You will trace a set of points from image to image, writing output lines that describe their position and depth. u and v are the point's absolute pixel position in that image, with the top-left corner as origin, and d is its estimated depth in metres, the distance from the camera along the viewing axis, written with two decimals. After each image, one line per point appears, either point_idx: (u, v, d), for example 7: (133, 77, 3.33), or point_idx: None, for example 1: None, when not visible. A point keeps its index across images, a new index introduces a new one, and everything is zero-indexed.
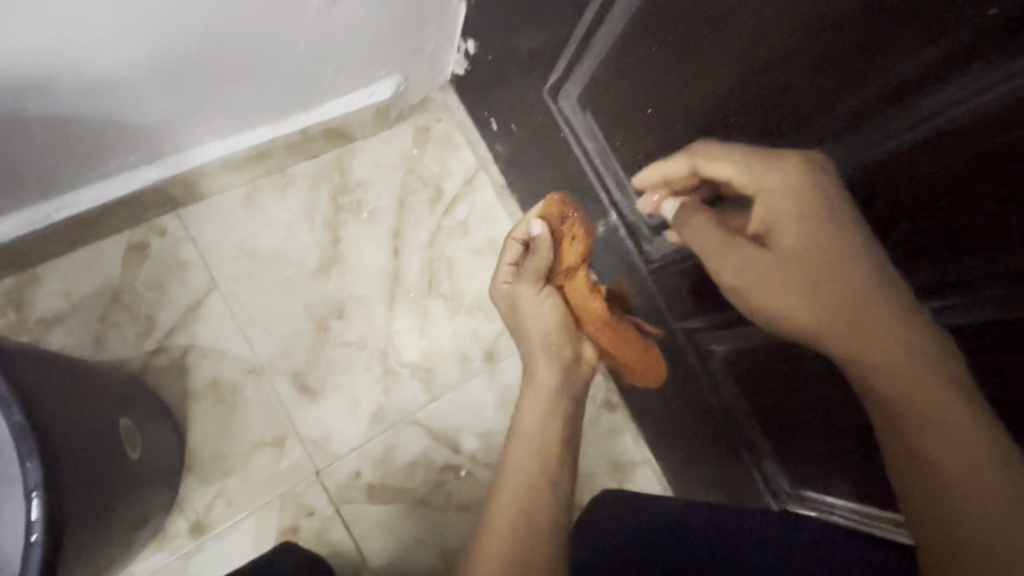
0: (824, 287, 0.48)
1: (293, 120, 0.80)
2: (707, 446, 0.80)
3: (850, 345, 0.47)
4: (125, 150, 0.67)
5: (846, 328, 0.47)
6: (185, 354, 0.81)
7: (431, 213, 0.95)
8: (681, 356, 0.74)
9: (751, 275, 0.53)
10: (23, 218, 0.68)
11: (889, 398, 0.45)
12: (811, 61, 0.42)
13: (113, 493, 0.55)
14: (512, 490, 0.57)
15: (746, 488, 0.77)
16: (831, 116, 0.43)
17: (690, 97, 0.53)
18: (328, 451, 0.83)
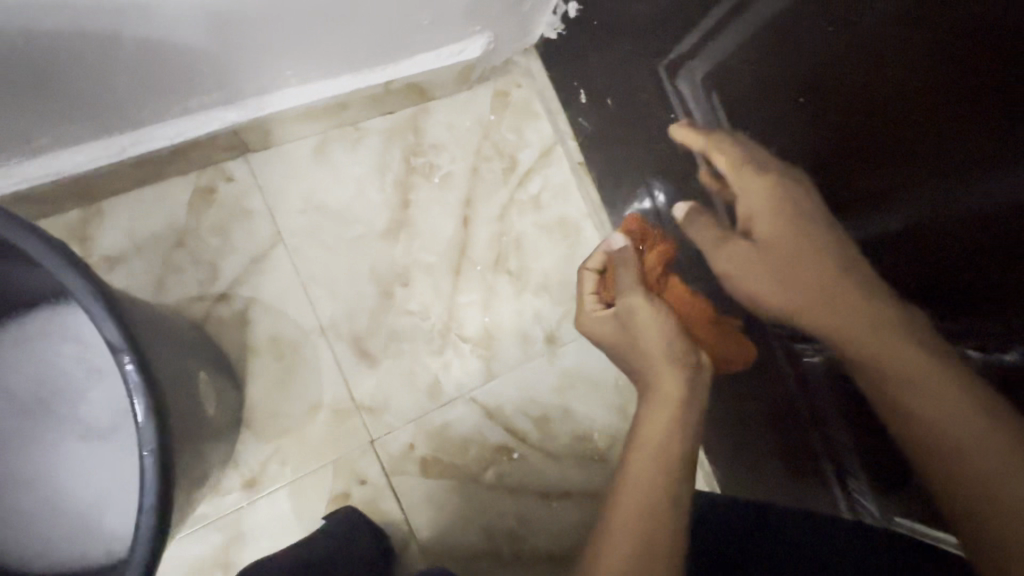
0: (806, 275, 0.54)
1: (379, 72, 0.75)
2: (779, 450, 0.76)
3: (838, 331, 0.51)
4: (208, 86, 0.63)
5: (839, 315, 0.51)
6: (247, 307, 0.78)
7: (504, 184, 0.90)
8: (770, 357, 0.71)
9: (743, 266, 0.59)
10: (96, 150, 0.64)
11: (890, 378, 0.47)
12: (855, 90, 0.46)
13: (192, 448, 0.53)
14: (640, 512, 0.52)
15: (814, 494, 0.74)
16: (862, 147, 0.48)
17: (757, 106, 0.56)
18: (384, 420, 0.81)
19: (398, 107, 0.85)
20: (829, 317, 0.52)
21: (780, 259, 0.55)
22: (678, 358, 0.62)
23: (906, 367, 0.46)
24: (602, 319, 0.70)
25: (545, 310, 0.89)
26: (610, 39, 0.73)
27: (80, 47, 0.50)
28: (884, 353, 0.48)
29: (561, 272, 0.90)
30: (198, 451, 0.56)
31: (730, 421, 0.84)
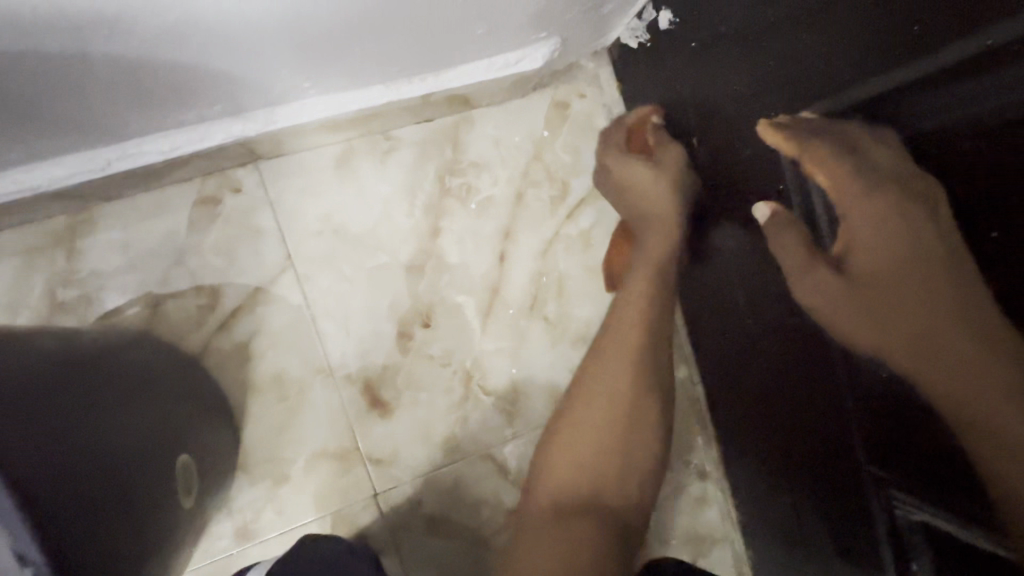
0: (887, 249, 0.42)
1: (417, 83, 0.62)
2: (818, 523, 0.65)
3: (880, 295, 0.43)
4: (209, 100, 0.52)
5: (879, 283, 0.43)
6: (250, 339, 0.70)
7: (552, 215, 0.77)
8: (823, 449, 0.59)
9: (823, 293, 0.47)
10: (76, 164, 0.55)
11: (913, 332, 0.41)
12: (976, 106, 0.37)
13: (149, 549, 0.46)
14: (602, 400, 0.57)
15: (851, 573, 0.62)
16: (980, 170, 0.38)
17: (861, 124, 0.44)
18: (390, 473, 0.73)
19: (437, 115, 0.72)
20: (876, 327, 0.44)
21: (880, 285, 0.43)
22: (681, 212, 0.64)
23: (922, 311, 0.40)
24: (625, 165, 0.68)
25: None
26: (708, 68, 0.58)
27: (39, 72, 0.40)
28: (913, 293, 0.40)
29: None
30: (158, 531, 0.49)
31: (786, 523, 0.72)
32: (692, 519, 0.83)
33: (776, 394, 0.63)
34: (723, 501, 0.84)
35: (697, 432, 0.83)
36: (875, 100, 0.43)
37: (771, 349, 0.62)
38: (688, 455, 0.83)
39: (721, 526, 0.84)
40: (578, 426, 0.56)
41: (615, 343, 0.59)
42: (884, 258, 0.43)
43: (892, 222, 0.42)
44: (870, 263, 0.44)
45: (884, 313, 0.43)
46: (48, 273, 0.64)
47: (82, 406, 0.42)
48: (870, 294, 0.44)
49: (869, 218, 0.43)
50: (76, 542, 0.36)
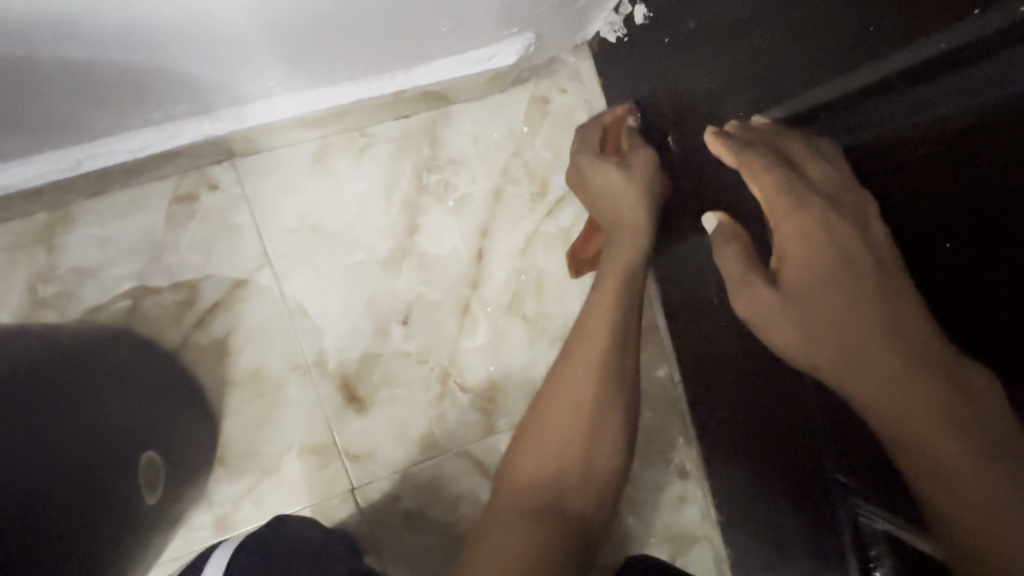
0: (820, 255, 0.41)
1: (387, 80, 0.61)
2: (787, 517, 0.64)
3: (815, 305, 0.41)
4: (173, 99, 0.52)
5: (813, 292, 0.41)
6: (228, 336, 0.71)
7: (531, 212, 0.76)
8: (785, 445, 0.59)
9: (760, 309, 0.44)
10: (47, 164, 0.56)
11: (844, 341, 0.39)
12: (903, 117, 0.37)
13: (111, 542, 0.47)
14: (570, 410, 0.58)
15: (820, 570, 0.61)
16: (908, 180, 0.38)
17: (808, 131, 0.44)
18: (368, 468, 0.74)
19: (414, 111, 0.72)
20: (805, 340, 0.41)
21: (815, 294, 0.41)
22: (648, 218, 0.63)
23: (854, 319, 0.38)
24: (597, 167, 0.66)
25: None
26: (682, 65, 0.57)
27: None
28: (846, 300, 0.39)
29: None
30: (126, 524, 0.50)
31: (761, 519, 0.71)
32: (671, 518, 0.83)
33: (750, 397, 0.62)
34: (703, 500, 0.83)
35: (678, 431, 0.83)
36: (822, 106, 0.42)
37: (744, 352, 0.61)
38: (669, 453, 0.83)
39: (702, 524, 0.84)
40: (543, 442, 0.58)
41: (588, 342, 0.61)
42: (815, 274, 0.41)
43: (825, 236, 0.41)
44: (802, 275, 0.42)
45: (817, 324, 0.41)
46: (29, 269, 0.66)
47: (42, 408, 0.43)
48: (802, 310, 0.41)
49: (797, 233, 0.42)
50: (24, 540, 0.37)
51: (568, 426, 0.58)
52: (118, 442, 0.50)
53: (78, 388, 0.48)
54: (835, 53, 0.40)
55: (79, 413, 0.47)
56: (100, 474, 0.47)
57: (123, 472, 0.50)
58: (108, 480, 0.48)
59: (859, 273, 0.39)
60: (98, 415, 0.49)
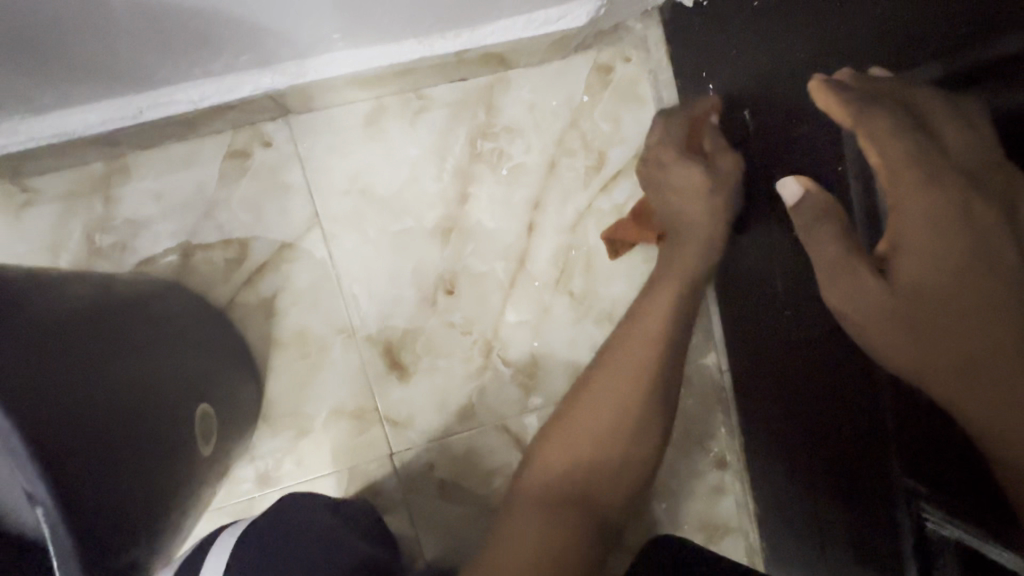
0: (947, 245, 0.38)
1: (449, 39, 0.59)
2: (832, 500, 0.62)
3: (928, 300, 0.39)
4: (235, 48, 0.51)
5: (926, 286, 0.39)
6: (276, 296, 0.71)
7: (585, 186, 0.74)
8: (835, 427, 0.57)
9: (859, 304, 0.44)
10: (109, 111, 0.55)
11: (958, 336, 0.38)
12: None
13: (164, 491, 0.48)
14: (612, 408, 0.56)
15: (871, 553, 0.58)
16: None
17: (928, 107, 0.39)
18: (406, 436, 0.74)
19: (471, 74, 0.69)
20: (910, 345, 0.41)
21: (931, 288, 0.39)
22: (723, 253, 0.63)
23: (970, 314, 0.37)
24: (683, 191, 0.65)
25: None
26: (767, 34, 0.53)
27: (62, 15, 0.39)
28: (971, 295, 0.37)
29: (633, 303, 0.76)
30: (181, 475, 0.52)
31: (801, 506, 0.69)
32: (705, 506, 0.82)
33: (813, 388, 0.59)
34: (740, 491, 0.82)
35: (719, 420, 0.81)
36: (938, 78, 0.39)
37: (807, 340, 0.58)
38: (709, 442, 0.81)
39: (734, 514, 0.82)
40: (593, 403, 0.56)
41: (633, 344, 0.59)
42: (937, 266, 0.39)
43: (957, 219, 0.38)
44: (919, 269, 0.40)
45: (928, 315, 0.39)
46: (86, 218, 0.67)
47: (97, 352, 0.43)
48: (919, 310, 0.40)
49: (919, 214, 0.39)
50: (88, 482, 0.38)
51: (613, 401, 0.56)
52: (170, 391, 0.50)
53: (134, 337, 0.49)
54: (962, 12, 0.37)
55: (136, 363, 0.47)
56: (157, 422, 0.47)
57: (177, 420, 0.51)
58: (164, 426, 0.48)
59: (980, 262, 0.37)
60: (150, 363, 0.49)
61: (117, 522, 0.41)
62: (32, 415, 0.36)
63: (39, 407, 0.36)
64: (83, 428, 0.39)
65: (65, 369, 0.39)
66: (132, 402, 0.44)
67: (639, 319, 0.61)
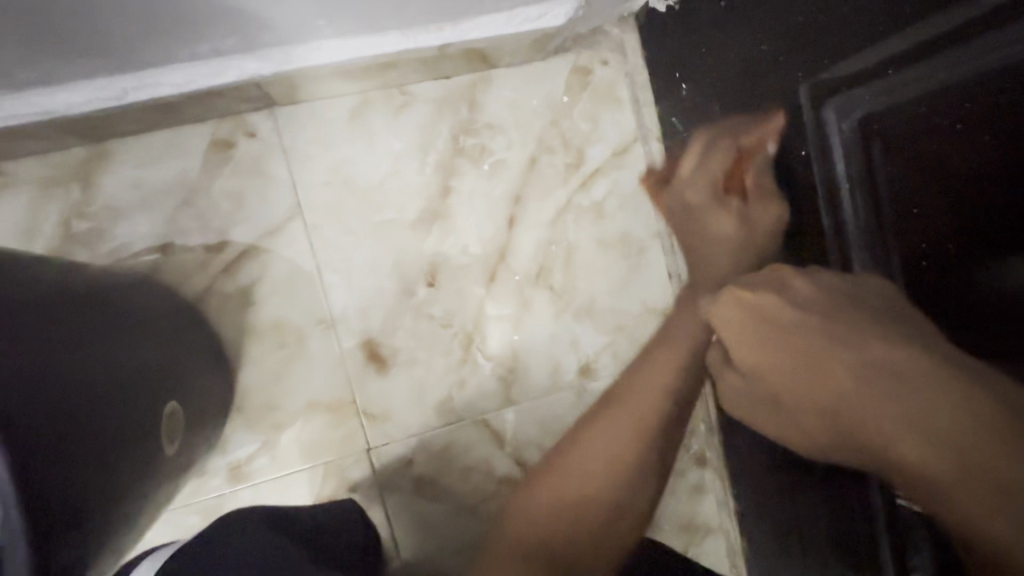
0: (824, 320, 0.40)
1: (432, 33, 0.61)
2: (807, 486, 0.63)
3: (809, 363, 0.39)
4: (221, 31, 0.52)
5: (801, 346, 0.40)
6: (255, 286, 0.70)
7: (565, 182, 0.75)
8: None
9: (751, 377, 0.45)
10: (93, 90, 0.56)
11: (845, 393, 0.37)
12: (936, 91, 0.40)
13: (129, 471, 0.47)
14: (564, 514, 0.49)
15: (843, 534, 0.59)
16: (935, 152, 0.41)
17: (852, 93, 0.45)
18: (383, 430, 0.73)
19: (455, 73, 0.71)
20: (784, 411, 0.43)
21: (805, 345, 0.40)
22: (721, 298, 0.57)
23: (850, 372, 0.37)
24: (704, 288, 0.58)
25: (585, 338, 0.76)
26: (733, 32, 0.56)
27: None
28: (860, 357, 0.37)
29: (612, 297, 0.77)
30: (146, 459, 0.50)
31: (779, 499, 0.69)
32: (686, 506, 0.81)
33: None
34: (719, 491, 0.81)
35: (698, 417, 0.81)
36: (887, 60, 0.42)
37: None
38: (688, 440, 0.81)
39: (714, 514, 0.82)
40: (541, 505, 0.50)
41: (600, 449, 0.52)
42: (808, 327, 0.40)
43: (763, 323, 0.42)
44: (751, 358, 0.43)
45: (812, 381, 0.39)
46: (62, 204, 0.66)
47: (52, 323, 0.42)
48: (801, 377, 0.40)
49: (735, 340, 0.44)
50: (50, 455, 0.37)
51: (613, 448, 0.52)
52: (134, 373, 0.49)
53: (90, 311, 0.47)
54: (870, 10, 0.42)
55: (100, 340, 0.46)
56: (121, 401, 0.46)
57: (143, 399, 0.50)
58: (128, 403, 0.47)
59: (862, 324, 0.38)
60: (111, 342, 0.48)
61: (76, 489, 0.39)
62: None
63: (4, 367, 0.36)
64: (46, 398, 0.38)
65: (4, 334, 0.37)
66: (93, 379, 0.43)
67: (580, 453, 0.52)
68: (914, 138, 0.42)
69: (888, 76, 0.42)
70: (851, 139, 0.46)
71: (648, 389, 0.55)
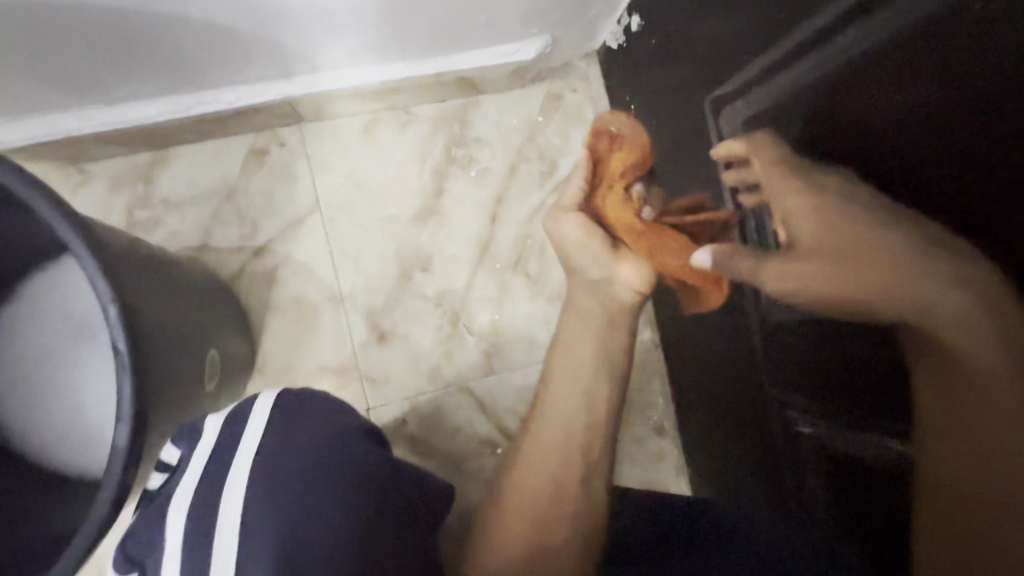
0: (856, 221, 0.40)
1: (430, 64, 0.77)
2: (736, 434, 0.70)
3: (854, 252, 0.40)
4: (267, 60, 0.68)
5: (839, 240, 0.41)
6: (279, 268, 0.84)
7: (539, 187, 0.90)
8: (738, 363, 0.64)
9: (789, 275, 0.47)
10: (165, 105, 0.72)
11: (876, 289, 0.39)
12: (846, 52, 0.39)
13: (187, 391, 0.58)
14: (536, 482, 0.58)
15: (763, 476, 0.65)
16: (869, 108, 0.38)
17: (734, 105, 0.55)
18: (382, 394, 0.85)
19: (449, 97, 0.87)
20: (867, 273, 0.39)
21: (848, 240, 0.41)
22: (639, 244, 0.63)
23: (885, 266, 0.38)
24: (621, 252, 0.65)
25: (557, 318, 0.89)
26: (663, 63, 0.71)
27: (154, 23, 0.57)
28: (874, 253, 0.39)
29: None
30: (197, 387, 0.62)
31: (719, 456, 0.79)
32: (646, 471, 0.92)
33: (731, 333, 0.64)
34: (677, 457, 0.92)
35: (657, 391, 0.93)
36: (764, 72, 0.49)
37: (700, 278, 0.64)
38: (646, 410, 0.92)
39: (671, 479, 0.92)
40: (517, 485, 0.58)
41: (552, 418, 0.60)
42: (822, 227, 0.42)
43: (828, 212, 0.42)
44: (817, 236, 0.43)
45: (846, 276, 0.41)
46: (129, 197, 0.82)
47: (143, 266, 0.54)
48: (832, 267, 0.42)
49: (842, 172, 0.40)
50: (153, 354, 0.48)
51: (560, 443, 0.59)
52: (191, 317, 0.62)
53: (159, 270, 0.61)
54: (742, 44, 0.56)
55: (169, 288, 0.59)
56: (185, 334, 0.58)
57: (195, 339, 0.62)
58: (188, 338, 0.59)
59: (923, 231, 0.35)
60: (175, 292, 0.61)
61: (163, 395, 0.50)
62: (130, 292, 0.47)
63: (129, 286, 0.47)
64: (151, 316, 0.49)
65: (127, 263, 0.50)
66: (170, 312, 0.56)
67: (543, 426, 0.60)
68: (896, 66, 0.36)
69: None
70: (806, 98, 0.44)
71: (583, 359, 0.62)
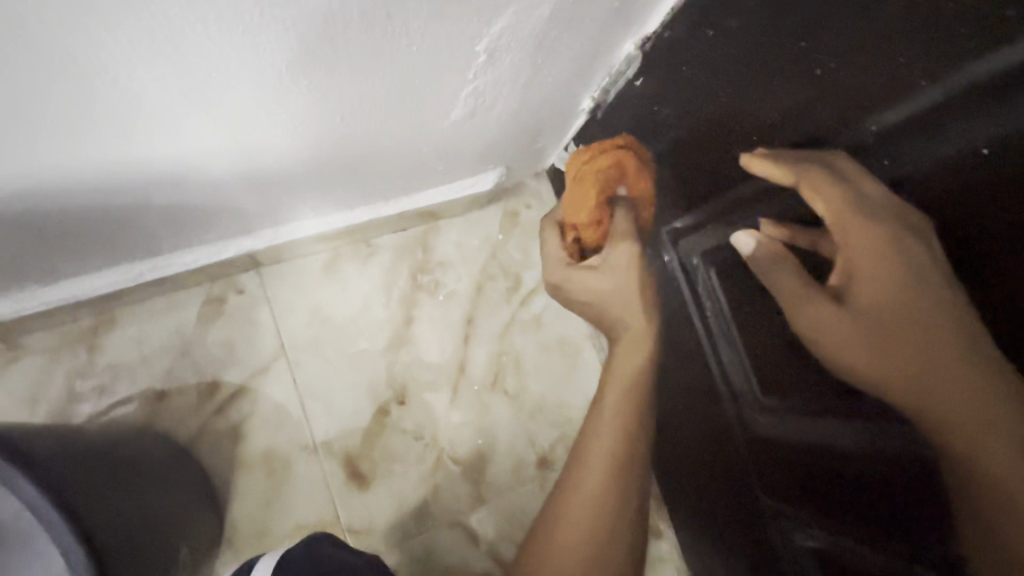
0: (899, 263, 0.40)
1: (392, 204, 0.79)
2: (730, 540, 0.72)
3: (885, 301, 0.41)
4: (227, 224, 0.67)
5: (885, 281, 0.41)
6: (244, 422, 0.79)
7: (507, 303, 0.91)
8: (728, 469, 0.68)
9: (824, 318, 0.44)
10: (116, 276, 0.69)
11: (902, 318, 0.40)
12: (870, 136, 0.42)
13: None
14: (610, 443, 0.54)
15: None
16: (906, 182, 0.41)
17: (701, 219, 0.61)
18: (367, 544, 0.79)
19: (410, 226, 0.88)
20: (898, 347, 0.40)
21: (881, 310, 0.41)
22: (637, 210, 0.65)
23: (920, 318, 0.39)
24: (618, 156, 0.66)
25: (540, 433, 0.88)
26: None
27: (111, 214, 0.55)
28: (913, 313, 0.39)
29: (558, 395, 0.90)
30: None
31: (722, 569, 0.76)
32: None
33: (703, 427, 0.71)
34: None
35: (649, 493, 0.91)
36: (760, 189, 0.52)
37: (688, 384, 0.71)
38: None
39: None
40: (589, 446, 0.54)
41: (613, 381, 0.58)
42: (888, 278, 0.41)
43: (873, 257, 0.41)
44: (869, 283, 0.42)
45: (886, 320, 0.41)
46: (69, 366, 0.75)
47: (99, 477, 0.51)
48: (881, 317, 0.41)
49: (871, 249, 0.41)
50: None
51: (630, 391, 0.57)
52: (154, 512, 0.58)
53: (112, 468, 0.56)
54: (690, 184, 0.62)
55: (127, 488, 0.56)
56: (149, 539, 0.54)
57: (160, 537, 0.57)
58: (152, 540, 0.55)
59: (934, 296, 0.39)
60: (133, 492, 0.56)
61: None
62: (96, 519, 0.45)
63: (93, 512, 0.46)
64: (119, 538, 0.48)
65: (88, 483, 0.48)
66: (130, 522, 0.52)
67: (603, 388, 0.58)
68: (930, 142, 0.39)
69: (886, 136, 0.41)
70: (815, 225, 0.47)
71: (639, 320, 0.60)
